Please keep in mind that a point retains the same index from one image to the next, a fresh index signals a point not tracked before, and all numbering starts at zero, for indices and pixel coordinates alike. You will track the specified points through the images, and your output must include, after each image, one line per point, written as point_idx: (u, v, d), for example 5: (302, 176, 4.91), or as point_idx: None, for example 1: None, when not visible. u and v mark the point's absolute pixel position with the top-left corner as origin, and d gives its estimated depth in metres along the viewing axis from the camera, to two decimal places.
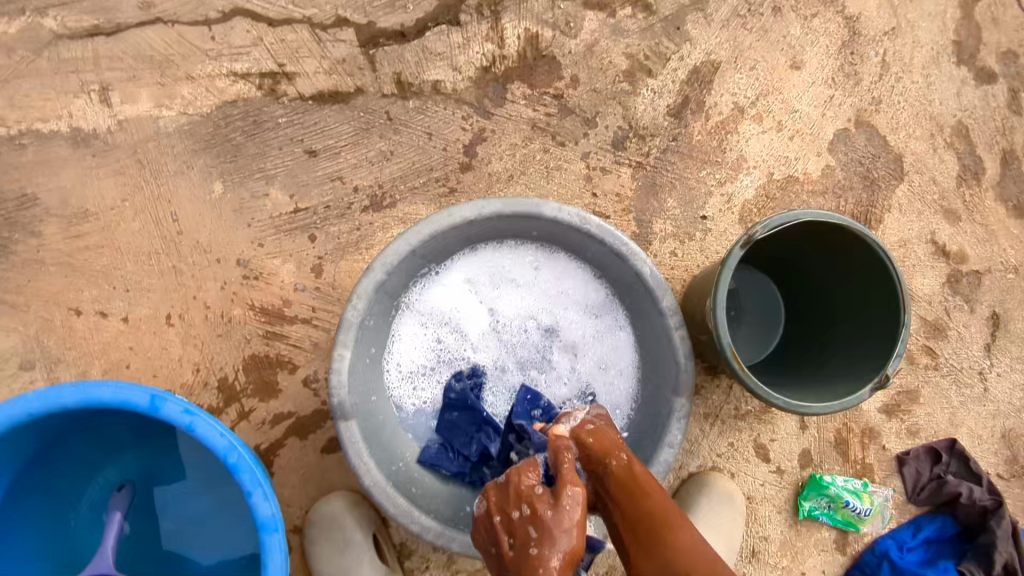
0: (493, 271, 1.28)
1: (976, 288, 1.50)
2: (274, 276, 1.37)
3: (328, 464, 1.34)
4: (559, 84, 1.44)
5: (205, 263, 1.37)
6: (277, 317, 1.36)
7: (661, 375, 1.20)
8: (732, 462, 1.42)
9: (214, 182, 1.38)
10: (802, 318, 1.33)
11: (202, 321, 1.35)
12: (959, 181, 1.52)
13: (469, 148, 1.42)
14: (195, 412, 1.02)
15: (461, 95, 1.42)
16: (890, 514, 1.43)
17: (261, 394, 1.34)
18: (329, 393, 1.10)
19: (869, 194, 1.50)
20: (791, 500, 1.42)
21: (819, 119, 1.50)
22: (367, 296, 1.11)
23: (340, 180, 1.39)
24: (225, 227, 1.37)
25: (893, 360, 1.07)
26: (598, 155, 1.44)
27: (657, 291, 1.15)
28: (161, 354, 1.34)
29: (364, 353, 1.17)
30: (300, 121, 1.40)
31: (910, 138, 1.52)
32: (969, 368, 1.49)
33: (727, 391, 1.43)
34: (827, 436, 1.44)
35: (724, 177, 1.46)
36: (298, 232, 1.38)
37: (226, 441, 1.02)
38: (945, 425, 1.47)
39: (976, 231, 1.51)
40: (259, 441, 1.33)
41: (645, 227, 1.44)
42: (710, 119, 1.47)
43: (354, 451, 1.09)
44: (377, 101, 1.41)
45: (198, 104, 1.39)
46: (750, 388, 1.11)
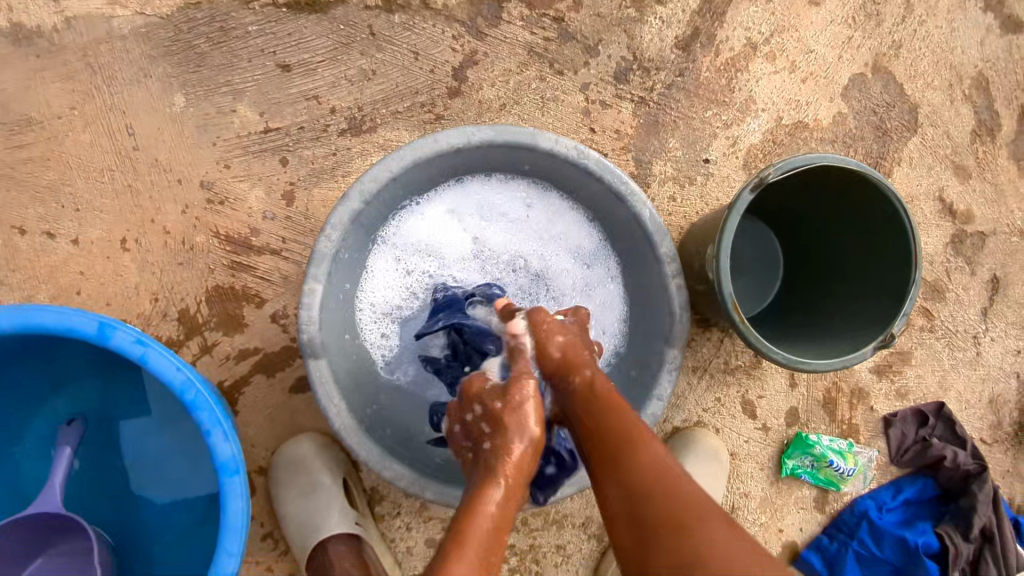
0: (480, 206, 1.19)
1: (979, 250, 1.45)
2: (240, 202, 1.26)
3: (297, 404, 1.26)
4: (560, 6, 1.32)
5: (164, 184, 1.25)
6: (243, 247, 1.25)
7: (654, 326, 1.13)
8: (717, 418, 1.38)
9: (175, 94, 1.25)
10: (802, 272, 1.27)
11: (161, 246, 1.24)
12: (973, 137, 1.44)
13: (458, 72, 1.30)
14: (149, 344, 0.93)
15: (452, 12, 1.29)
16: (872, 475, 1.42)
17: (225, 327, 1.25)
18: (299, 329, 1.01)
19: (880, 145, 1.42)
20: (775, 457, 1.39)
21: (835, 61, 1.40)
22: (341, 226, 1.01)
23: (315, 100, 1.27)
24: (187, 145, 1.25)
25: (901, 319, 1.01)
26: (598, 87, 1.33)
27: (656, 236, 1.07)
28: (115, 280, 1.24)
29: (337, 288, 1.07)
30: (273, 30, 1.26)
31: (928, 88, 1.43)
32: (965, 332, 1.45)
33: (718, 344, 1.37)
34: (816, 395, 1.40)
35: (730, 119, 1.37)
36: (268, 154, 1.26)
37: (183, 377, 0.93)
38: (934, 388, 1.44)
39: (985, 190, 1.45)
40: (222, 377, 1.25)
41: (644, 168, 1.35)
42: (720, 55, 1.36)
43: (323, 392, 1.01)
44: (358, 13, 1.27)
45: (157, 4, 1.24)
46: (750, 342, 1.05)
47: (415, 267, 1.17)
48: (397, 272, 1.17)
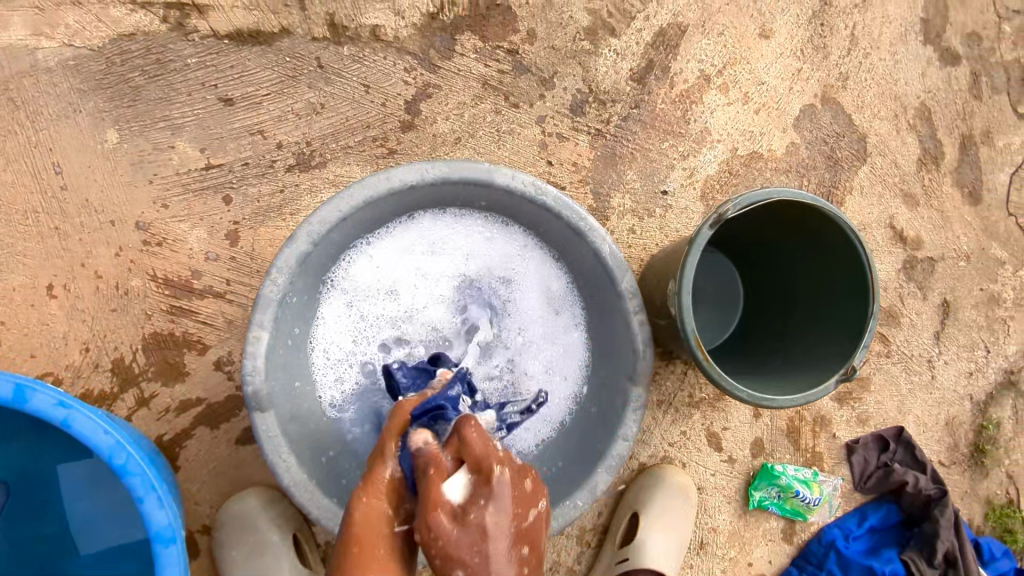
0: (435, 242, 1.14)
1: (929, 275, 1.48)
2: (180, 242, 1.18)
3: (243, 457, 1.18)
4: (514, 38, 1.30)
5: (95, 226, 1.17)
6: (184, 290, 1.18)
7: (617, 363, 1.10)
8: (684, 452, 1.36)
9: (107, 130, 1.18)
10: (760, 301, 1.27)
11: (92, 292, 1.16)
12: (920, 165, 1.48)
13: (411, 105, 1.26)
14: (72, 406, 0.85)
15: (404, 44, 1.26)
16: (837, 504, 1.41)
17: (163, 378, 1.16)
18: (243, 380, 0.95)
19: (832, 174, 1.44)
20: (741, 490, 1.37)
21: (786, 93, 1.42)
22: (289, 269, 0.95)
23: (260, 135, 1.21)
24: (121, 184, 1.17)
25: (860, 351, 1.02)
26: (555, 120, 1.32)
27: (617, 272, 1.04)
28: (40, 330, 1.15)
29: (284, 334, 1.01)
30: (213, 62, 1.20)
31: (875, 118, 1.46)
32: (919, 356, 1.47)
33: (681, 377, 1.35)
34: (780, 424, 1.39)
35: (687, 150, 1.37)
36: (210, 192, 1.19)
37: (111, 440, 0.86)
38: (893, 412, 1.45)
39: (932, 217, 1.48)
40: (161, 431, 1.16)
41: (602, 201, 1.33)
42: (674, 87, 1.37)
43: (270, 445, 0.95)
44: (305, 45, 1.23)
45: (86, 35, 1.17)
46: (714, 380, 1.03)
47: (368, 307, 1.12)
48: (348, 313, 1.11)
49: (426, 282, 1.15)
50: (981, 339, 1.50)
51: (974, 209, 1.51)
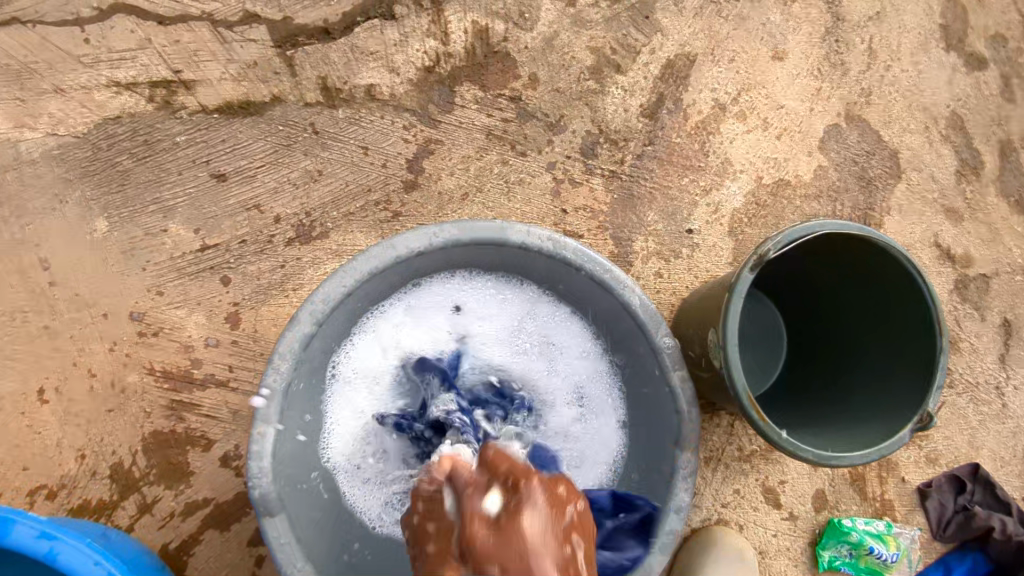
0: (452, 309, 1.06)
1: (984, 293, 1.36)
2: (177, 330, 1.10)
3: (256, 560, 1.07)
4: (516, 85, 1.23)
5: (88, 320, 1.09)
6: (184, 382, 1.09)
7: (659, 424, 0.99)
8: (740, 513, 1.23)
9: (96, 218, 1.11)
10: (810, 341, 1.16)
11: (86, 393, 1.08)
12: (959, 177, 1.38)
13: (413, 164, 1.19)
14: (58, 536, 0.76)
15: (401, 101, 1.20)
16: (917, 557, 1.26)
17: (166, 479, 1.07)
18: (248, 484, 0.85)
19: (867, 196, 1.35)
20: (808, 550, 1.24)
21: (807, 114, 1.34)
22: (291, 356, 0.87)
23: (256, 209, 1.14)
24: (112, 275, 1.11)
25: (934, 395, 0.90)
26: (566, 164, 1.24)
27: (650, 326, 0.94)
28: (32, 439, 1.06)
29: (293, 426, 0.92)
30: (203, 138, 1.14)
31: (904, 132, 1.37)
32: (985, 384, 1.34)
33: (729, 429, 1.24)
34: (842, 473, 1.26)
35: (708, 184, 1.28)
36: (207, 275, 1.12)
37: (102, 572, 0.76)
38: (965, 448, 1.31)
39: (980, 231, 1.38)
40: (166, 539, 1.06)
41: (624, 245, 1.24)
42: (689, 120, 1.29)
43: (284, 556, 0.85)
44: (298, 112, 1.17)
45: (71, 123, 1.12)
46: (774, 441, 0.91)
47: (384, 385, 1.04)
48: (365, 394, 1.02)
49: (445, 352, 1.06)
50: None
51: None
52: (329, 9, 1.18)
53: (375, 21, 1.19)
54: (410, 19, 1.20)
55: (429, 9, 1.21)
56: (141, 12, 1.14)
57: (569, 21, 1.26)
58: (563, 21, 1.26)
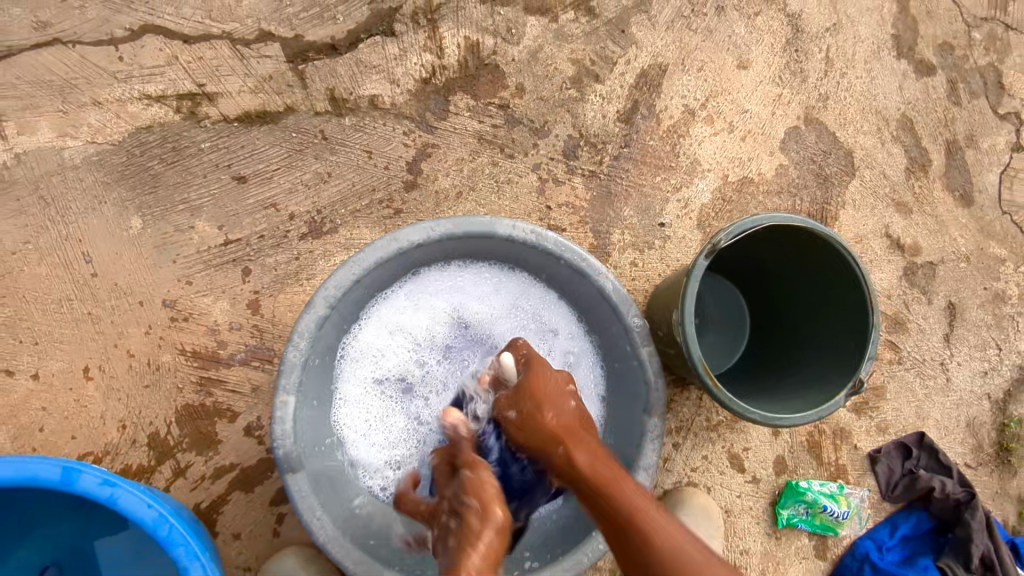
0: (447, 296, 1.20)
1: (931, 279, 1.51)
2: (205, 315, 1.24)
3: (277, 517, 1.22)
4: (504, 94, 1.37)
5: (126, 307, 1.23)
6: (211, 361, 1.24)
7: (631, 394, 1.13)
8: (708, 476, 1.38)
9: (131, 216, 1.25)
10: (768, 321, 1.30)
11: (126, 371, 1.22)
12: (908, 174, 1.52)
13: (413, 166, 1.33)
14: (117, 482, 0.89)
15: (401, 109, 1.34)
16: (867, 515, 1.41)
17: (198, 446, 1.21)
18: (273, 444, 0.99)
19: (823, 191, 1.49)
20: (769, 510, 1.38)
21: (769, 118, 1.48)
22: (309, 334, 1.01)
23: (273, 207, 1.28)
24: (147, 266, 1.25)
25: (866, 363, 1.04)
26: (550, 165, 1.38)
27: (622, 307, 1.08)
28: (79, 411, 1.20)
29: (310, 396, 1.06)
30: (225, 144, 1.28)
31: (858, 133, 1.51)
32: (931, 360, 1.48)
33: (698, 402, 1.38)
34: (800, 440, 1.40)
35: (679, 182, 1.42)
36: (230, 266, 1.26)
37: (155, 513, 0.90)
38: (912, 418, 1.46)
39: (927, 223, 1.52)
40: (198, 499, 1.20)
41: (603, 237, 1.38)
42: (661, 124, 1.43)
43: (305, 505, 0.99)
44: (309, 120, 1.31)
45: (108, 132, 1.26)
46: (726, 404, 1.04)
47: (388, 366, 1.18)
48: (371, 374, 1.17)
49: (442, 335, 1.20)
50: (991, 337, 1.51)
51: (968, 211, 1.54)
52: (336, 28, 1.32)
53: (377, 38, 1.33)
54: (408, 36, 1.34)
55: (425, 26, 1.35)
56: (169, 32, 1.28)
57: (552, 36, 1.40)
58: (546, 36, 1.40)
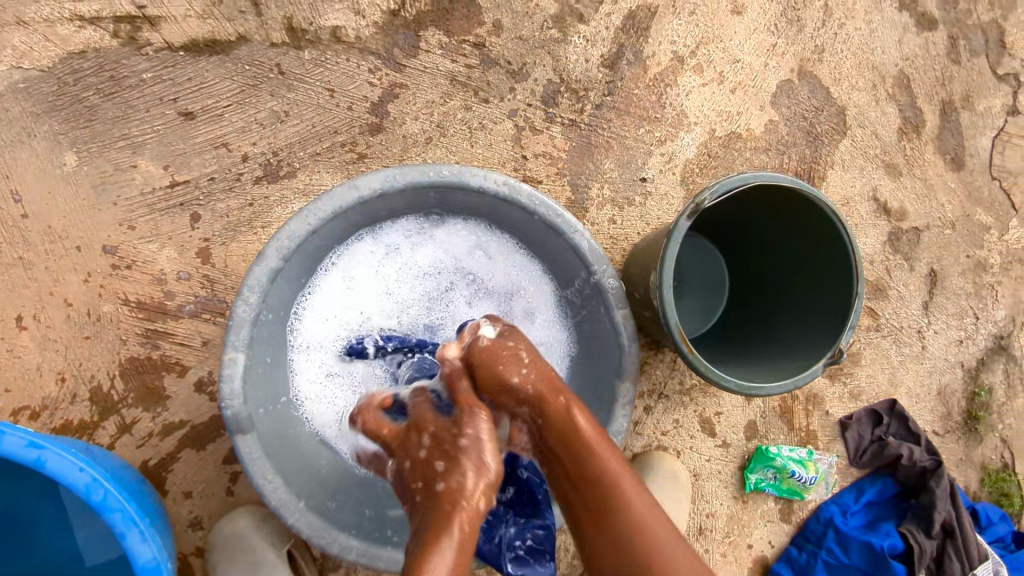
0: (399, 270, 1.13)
1: (915, 245, 1.47)
2: (150, 264, 1.15)
3: (230, 477, 1.17)
4: (480, 31, 1.26)
5: (62, 252, 1.13)
6: (157, 313, 1.15)
7: (604, 359, 1.08)
8: (678, 440, 1.35)
9: (64, 152, 1.14)
10: (746, 285, 1.25)
11: (64, 321, 1.13)
12: (901, 134, 1.46)
13: (378, 107, 1.23)
14: (45, 445, 0.81)
15: (366, 44, 1.22)
16: (833, 480, 1.41)
17: (144, 402, 1.14)
18: (220, 403, 0.93)
19: (813, 150, 1.42)
20: (737, 473, 1.37)
21: (761, 70, 1.39)
22: (260, 288, 0.93)
23: (224, 147, 1.18)
24: (84, 208, 1.14)
25: (847, 334, 1.00)
26: (527, 112, 1.28)
27: (597, 269, 1.02)
28: (13, 362, 1.12)
29: (263, 353, 0.99)
30: (170, 76, 1.16)
31: (853, 89, 1.44)
32: (909, 327, 1.46)
33: (672, 365, 1.34)
34: (772, 405, 1.38)
35: (664, 135, 1.34)
36: (177, 211, 1.16)
37: (87, 478, 0.82)
38: (885, 386, 1.44)
39: (916, 186, 1.47)
40: (146, 457, 1.14)
41: (581, 191, 1.30)
42: (647, 71, 1.33)
43: (255, 468, 0.93)
44: (264, 52, 1.19)
45: (35, 56, 1.12)
46: (701, 371, 0.99)
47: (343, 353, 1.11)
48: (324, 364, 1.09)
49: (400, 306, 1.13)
50: (969, 306, 1.49)
51: (958, 176, 1.49)
52: None
53: None
54: None
55: None
56: None
57: None
58: None
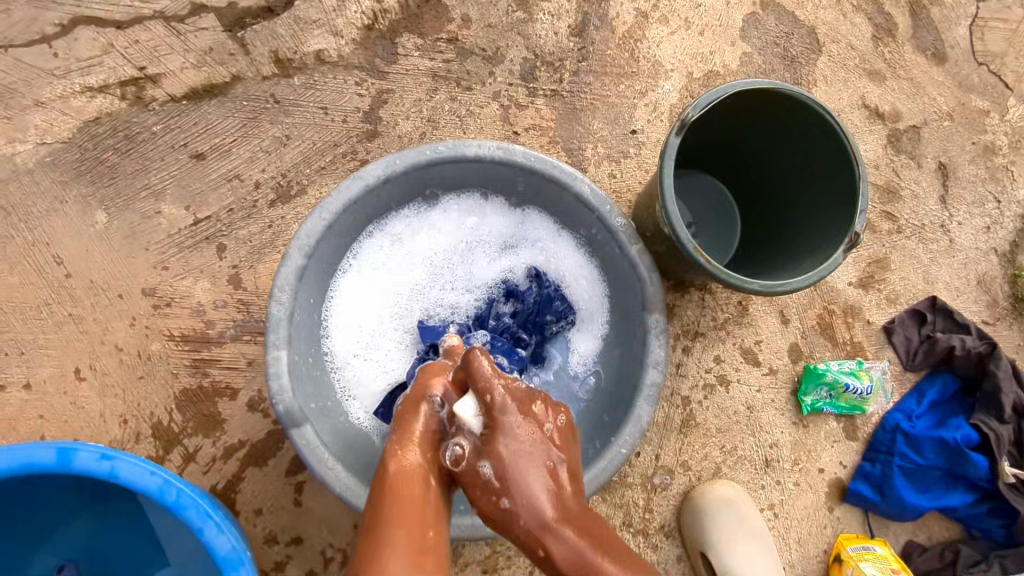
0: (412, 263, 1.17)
1: (917, 142, 1.47)
2: (188, 298, 1.22)
3: (295, 488, 1.19)
4: (451, 27, 1.34)
5: (106, 302, 1.21)
6: (202, 342, 1.21)
7: (628, 294, 1.11)
8: (723, 376, 1.34)
9: (95, 212, 1.22)
10: (755, 208, 1.27)
11: (117, 366, 1.20)
12: (876, 41, 1.48)
13: (371, 114, 1.30)
14: (115, 455, 0.86)
15: (349, 60, 1.30)
16: (891, 388, 1.38)
17: (203, 429, 1.19)
18: (272, 401, 0.96)
19: (792, 73, 1.45)
20: (791, 399, 1.35)
21: (724, 9, 1.43)
22: (290, 286, 0.98)
23: (237, 179, 1.25)
24: (120, 258, 1.22)
25: (860, 217, 1.01)
26: (510, 91, 1.34)
27: (603, 209, 1.06)
28: (77, 414, 1.18)
29: (303, 351, 1.03)
30: (177, 124, 1.25)
31: (818, 8, 1.47)
32: (931, 224, 1.45)
33: (701, 304, 1.35)
34: (811, 324, 1.37)
35: (644, 87, 1.38)
36: (204, 244, 1.23)
37: (158, 480, 0.86)
38: (921, 285, 1.42)
39: (903, 86, 1.48)
40: (213, 481, 1.18)
41: (576, 154, 1.35)
42: (615, 32, 1.39)
43: (314, 457, 0.96)
44: (258, 86, 1.28)
45: (56, 130, 1.22)
46: (722, 280, 1.01)
47: (386, 350, 1.15)
48: (363, 366, 1.13)
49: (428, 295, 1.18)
50: (988, 192, 1.48)
51: (944, 69, 1.50)
52: None
53: None
54: None
55: None
56: (99, 20, 1.24)
57: None
58: None
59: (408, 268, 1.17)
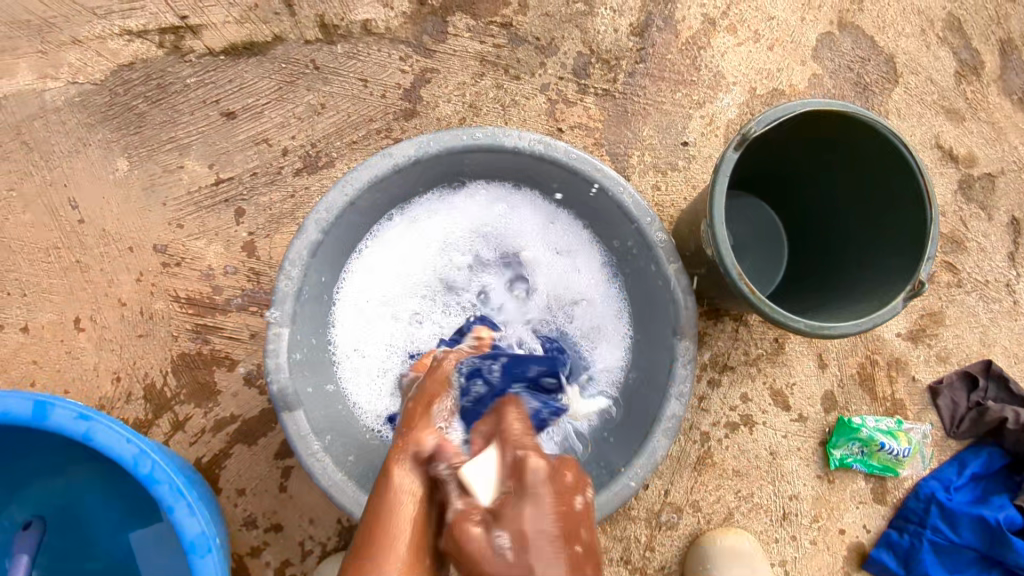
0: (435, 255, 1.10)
1: (990, 192, 1.35)
2: (198, 260, 1.17)
3: (281, 472, 1.14)
4: (506, 12, 1.27)
5: (115, 253, 1.17)
6: (206, 308, 1.16)
7: (657, 316, 1.02)
8: (749, 416, 1.25)
9: (117, 159, 1.18)
10: (807, 241, 1.18)
11: (118, 320, 1.15)
12: (959, 78, 1.37)
13: (411, 93, 1.24)
14: (93, 417, 0.81)
15: (396, 34, 1.24)
16: (930, 453, 1.27)
17: (196, 398, 1.14)
18: (266, 380, 0.90)
19: (863, 102, 1.35)
20: (819, 450, 1.25)
21: (799, 24, 1.34)
22: (301, 262, 0.92)
23: (265, 143, 1.20)
24: (136, 210, 1.18)
25: (926, 264, 0.91)
26: (559, 85, 1.27)
27: (644, 222, 0.97)
28: (71, 364, 1.14)
29: (306, 331, 0.97)
30: (212, 79, 1.20)
31: (900, 36, 1.37)
32: (996, 282, 1.33)
33: (734, 335, 1.26)
34: (850, 372, 1.27)
35: (702, 98, 1.30)
36: (222, 206, 1.18)
37: (133, 449, 0.81)
38: (976, 346, 1.31)
39: (983, 130, 1.36)
40: (199, 454, 1.13)
41: (621, 160, 1.27)
42: (679, 35, 1.30)
43: (303, 446, 0.90)
44: (299, 49, 1.22)
45: (89, 71, 1.19)
46: (765, 314, 0.93)
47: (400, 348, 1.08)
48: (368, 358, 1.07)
49: (443, 279, 1.10)
50: None
51: None
52: None
53: None
54: None
55: None
56: None
57: None
58: None
59: (430, 259, 1.10)
